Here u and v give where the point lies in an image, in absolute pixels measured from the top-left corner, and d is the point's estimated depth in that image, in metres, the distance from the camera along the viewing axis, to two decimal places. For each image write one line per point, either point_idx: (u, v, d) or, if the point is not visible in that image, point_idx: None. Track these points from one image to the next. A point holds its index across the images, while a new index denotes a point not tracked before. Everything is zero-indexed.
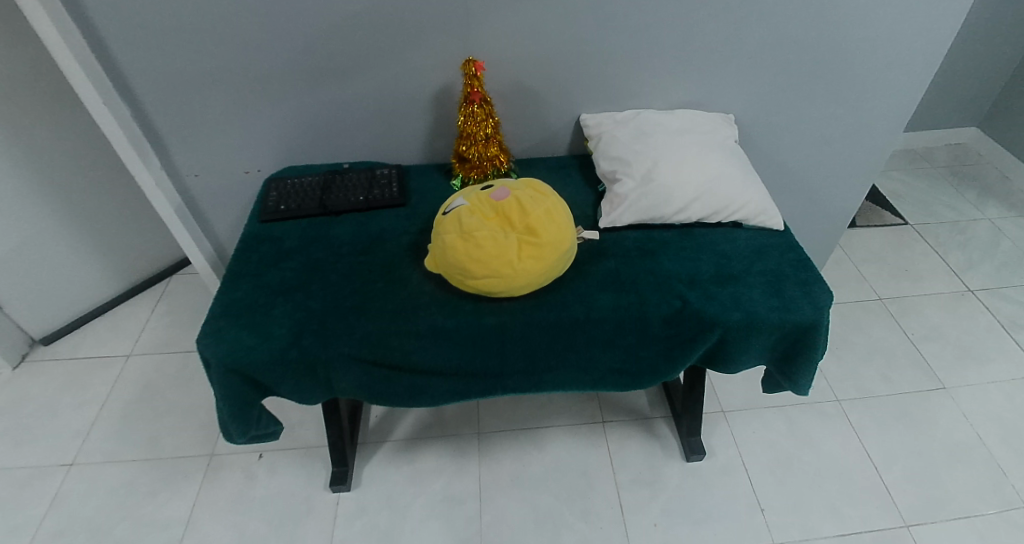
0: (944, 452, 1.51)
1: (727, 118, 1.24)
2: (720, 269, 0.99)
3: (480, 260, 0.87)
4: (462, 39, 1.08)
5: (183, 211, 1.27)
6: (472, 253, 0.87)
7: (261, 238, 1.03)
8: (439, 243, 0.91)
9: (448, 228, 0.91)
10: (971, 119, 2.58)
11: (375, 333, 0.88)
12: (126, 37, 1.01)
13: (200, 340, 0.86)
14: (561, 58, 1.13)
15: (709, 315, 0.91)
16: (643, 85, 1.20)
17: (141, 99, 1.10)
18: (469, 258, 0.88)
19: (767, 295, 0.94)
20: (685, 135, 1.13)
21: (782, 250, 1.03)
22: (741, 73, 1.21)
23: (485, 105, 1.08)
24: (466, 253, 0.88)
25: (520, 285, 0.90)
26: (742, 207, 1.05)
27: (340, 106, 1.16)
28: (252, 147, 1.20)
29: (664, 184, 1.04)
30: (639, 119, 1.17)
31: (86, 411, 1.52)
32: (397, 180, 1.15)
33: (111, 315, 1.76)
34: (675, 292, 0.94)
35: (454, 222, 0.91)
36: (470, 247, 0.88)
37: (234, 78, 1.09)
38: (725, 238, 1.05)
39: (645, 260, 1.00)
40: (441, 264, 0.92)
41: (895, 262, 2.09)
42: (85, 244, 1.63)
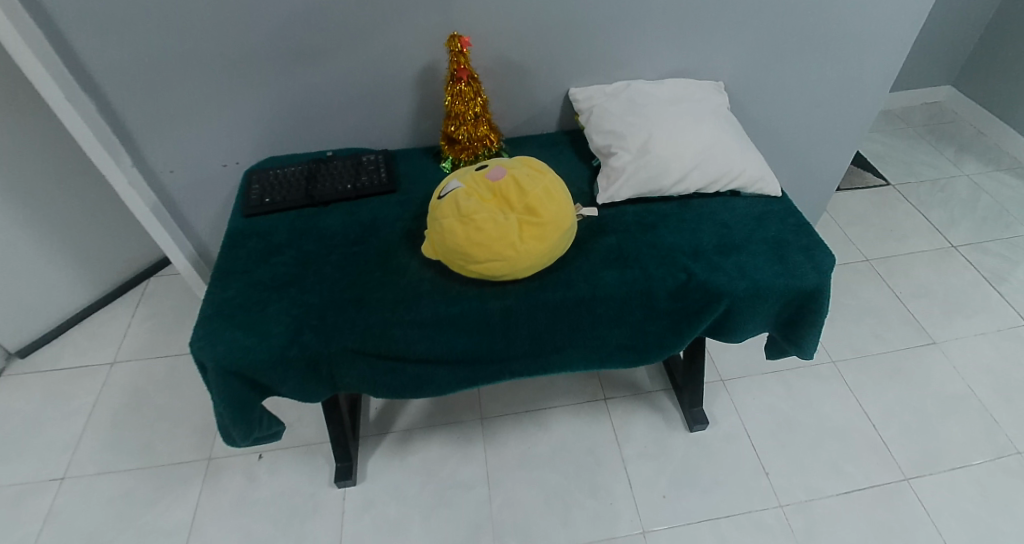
0: (937, 405, 1.54)
1: (717, 85, 1.22)
2: (722, 238, 0.97)
3: (482, 243, 0.85)
4: (445, 15, 1.03)
5: (160, 209, 1.21)
6: (473, 237, 0.85)
7: (247, 234, 0.99)
8: (436, 229, 0.88)
9: (444, 213, 0.88)
10: (945, 77, 2.60)
11: (378, 325, 0.85)
12: (85, 29, 0.94)
13: (194, 344, 0.82)
14: (548, 31, 1.09)
15: (715, 286, 0.90)
16: (633, 55, 1.17)
17: (107, 94, 1.03)
18: (470, 242, 0.85)
19: (771, 263, 0.93)
20: (678, 105, 1.10)
21: (782, 216, 1.02)
22: (732, 37, 1.18)
23: (473, 82, 1.04)
24: (466, 237, 0.85)
25: (523, 268, 0.88)
26: (739, 175, 1.04)
27: (321, 91, 1.10)
28: (229, 139, 1.15)
29: (661, 155, 1.02)
30: (630, 91, 1.14)
31: (73, 423, 1.46)
32: (385, 166, 1.11)
33: (90, 323, 1.69)
34: (679, 265, 0.93)
35: (450, 206, 0.88)
36: (471, 231, 0.85)
37: (206, 66, 1.03)
38: (725, 207, 1.03)
39: (647, 234, 0.98)
40: (440, 249, 0.89)
41: (880, 223, 2.12)
42: (57, 250, 1.56)
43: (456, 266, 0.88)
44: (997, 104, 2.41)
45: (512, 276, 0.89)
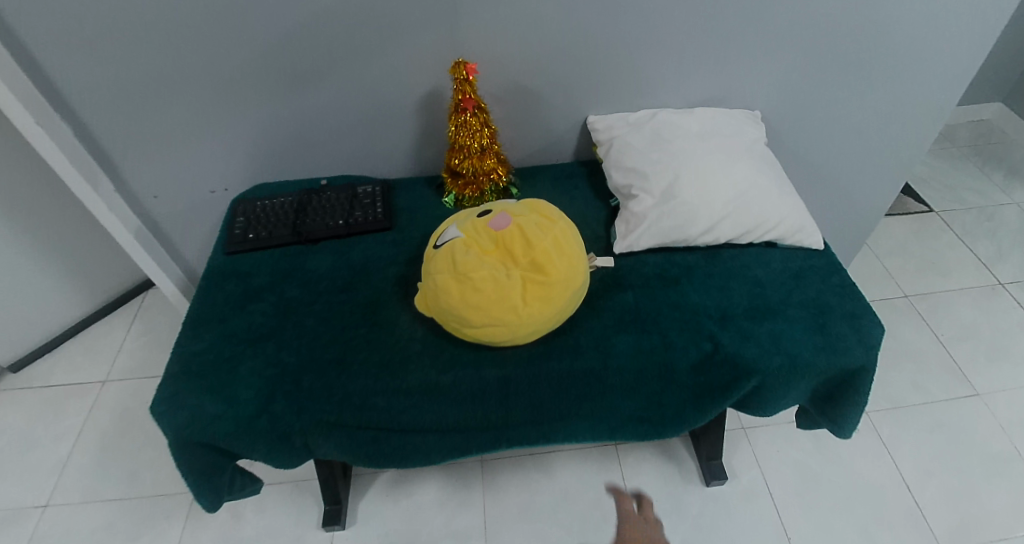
0: (981, 466, 1.40)
1: (754, 115, 1.09)
2: (755, 300, 0.86)
3: (479, 306, 0.75)
4: (450, 38, 0.93)
5: (145, 234, 1.13)
6: (470, 297, 0.75)
7: (227, 275, 0.91)
8: (429, 284, 0.79)
9: (439, 267, 0.79)
10: (994, 94, 2.42)
11: (359, 394, 0.75)
12: (57, 50, 0.86)
13: (154, 410, 0.73)
14: (564, 56, 0.98)
15: (746, 360, 0.79)
16: (659, 81, 1.05)
17: (84, 117, 0.96)
18: (465, 302, 0.75)
19: (810, 333, 0.82)
20: (709, 140, 0.98)
21: (823, 274, 0.90)
22: (768, 65, 1.06)
23: (480, 112, 0.94)
24: (462, 296, 0.76)
25: (526, 331, 0.78)
26: (775, 226, 0.92)
27: (315, 115, 1.02)
28: (218, 165, 1.07)
29: (688, 201, 0.90)
30: (655, 122, 1.02)
31: (61, 444, 1.38)
32: (382, 199, 1.02)
33: (84, 336, 1.63)
34: (704, 332, 0.82)
35: (445, 259, 0.79)
36: (467, 290, 0.75)
37: (188, 90, 0.95)
38: (759, 261, 0.92)
39: (670, 290, 0.87)
40: (432, 307, 0.79)
41: (920, 254, 1.96)
42: (50, 263, 1.49)
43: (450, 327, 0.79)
44: None
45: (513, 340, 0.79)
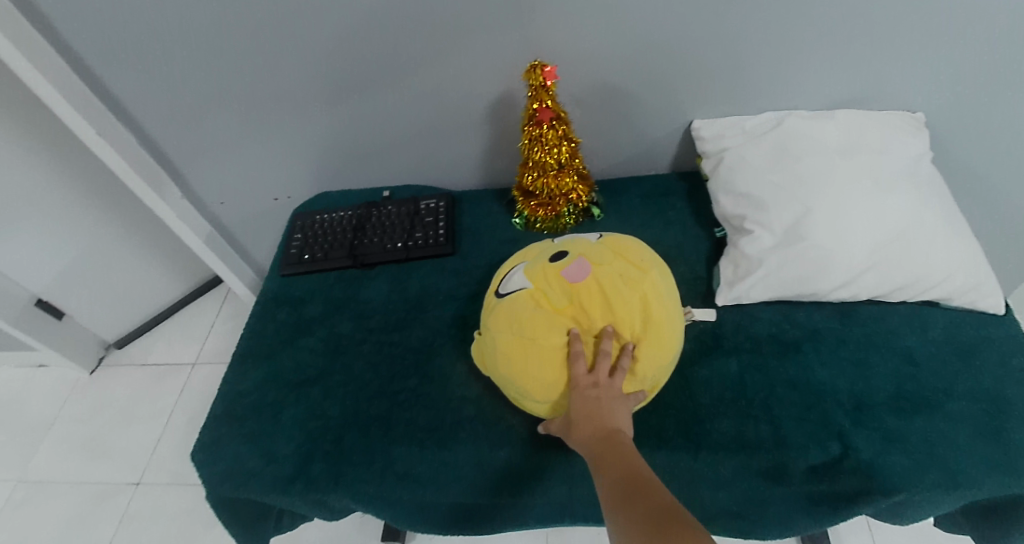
0: None
1: (918, 119, 0.84)
2: (904, 387, 0.66)
3: (543, 380, 0.63)
4: (525, 34, 0.78)
5: (215, 238, 1.12)
6: (532, 368, 0.63)
7: (280, 301, 0.85)
8: (488, 338, 0.68)
9: (500, 321, 0.67)
10: None
11: (402, 462, 0.67)
12: (115, 59, 0.83)
13: (195, 458, 0.69)
14: (665, 51, 0.80)
15: (888, 474, 0.60)
16: (790, 79, 0.83)
17: (148, 126, 0.93)
18: (525, 371, 0.63)
19: (981, 440, 0.62)
20: (855, 159, 0.76)
21: (1000, 353, 0.69)
22: (955, 56, 0.78)
23: (559, 124, 0.78)
24: (522, 364, 0.64)
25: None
26: (941, 280, 0.71)
27: (378, 120, 0.92)
28: (281, 170, 1.02)
29: (820, 245, 0.70)
30: (782, 130, 0.80)
31: (153, 424, 1.45)
32: (445, 217, 0.90)
33: (180, 317, 1.66)
34: (832, 428, 0.64)
35: (508, 312, 0.67)
36: (528, 357, 0.63)
37: (244, 95, 0.89)
38: (911, 328, 0.72)
39: (786, 363, 0.70)
40: (490, 365, 0.68)
41: None
42: (148, 251, 1.50)
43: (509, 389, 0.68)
44: None
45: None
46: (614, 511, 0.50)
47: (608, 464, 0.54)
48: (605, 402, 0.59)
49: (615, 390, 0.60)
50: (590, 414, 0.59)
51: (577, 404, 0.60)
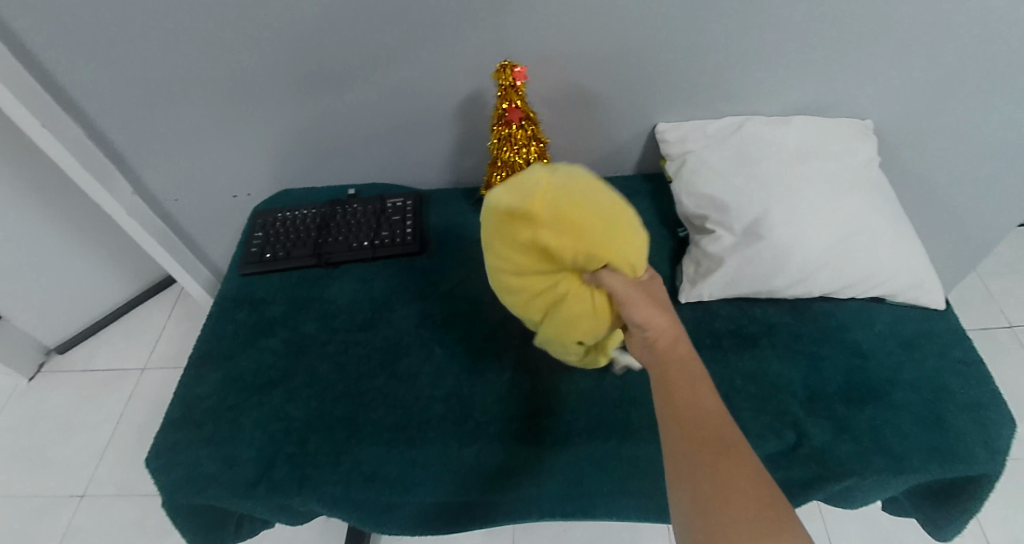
0: None
1: (865, 127, 0.89)
2: (853, 378, 0.70)
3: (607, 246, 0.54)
4: (494, 35, 0.79)
5: (168, 237, 1.07)
6: (636, 239, 0.56)
7: (239, 301, 0.82)
8: (574, 181, 0.56)
9: (585, 177, 0.57)
10: None
11: (369, 463, 0.66)
12: (61, 48, 0.78)
13: (150, 464, 0.66)
14: (630, 55, 0.82)
15: (838, 460, 0.64)
16: (746, 86, 0.86)
17: (97, 119, 0.88)
18: (626, 242, 0.55)
19: (922, 427, 0.66)
20: (809, 163, 0.79)
21: (941, 345, 0.74)
22: (900, 65, 0.83)
23: (528, 124, 0.79)
24: (626, 230, 0.55)
25: (602, 322, 0.60)
26: (887, 278, 0.75)
27: (344, 117, 0.91)
28: (241, 167, 0.99)
29: (779, 243, 0.74)
30: (741, 135, 0.84)
31: (100, 433, 1.37)
32: (413, 216, 0.89)
33: (128, 320, 1.58)
34: (787, 417, 0.67)
35: (591, 176, 0.58)
36: (632, 232, 0.56)
37: (202, 89, 0.85)
38: (860, 321, 0.76)
39: (745, 356, 0.72)
40: (559, 206, 0.54)
41: None
42: (92, 250, 1.42)
43: (564, 248, 0.55)
44: None
45: (578, 315, 0.60)
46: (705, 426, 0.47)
47: (702, 381, 0.51)
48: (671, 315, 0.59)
49: None
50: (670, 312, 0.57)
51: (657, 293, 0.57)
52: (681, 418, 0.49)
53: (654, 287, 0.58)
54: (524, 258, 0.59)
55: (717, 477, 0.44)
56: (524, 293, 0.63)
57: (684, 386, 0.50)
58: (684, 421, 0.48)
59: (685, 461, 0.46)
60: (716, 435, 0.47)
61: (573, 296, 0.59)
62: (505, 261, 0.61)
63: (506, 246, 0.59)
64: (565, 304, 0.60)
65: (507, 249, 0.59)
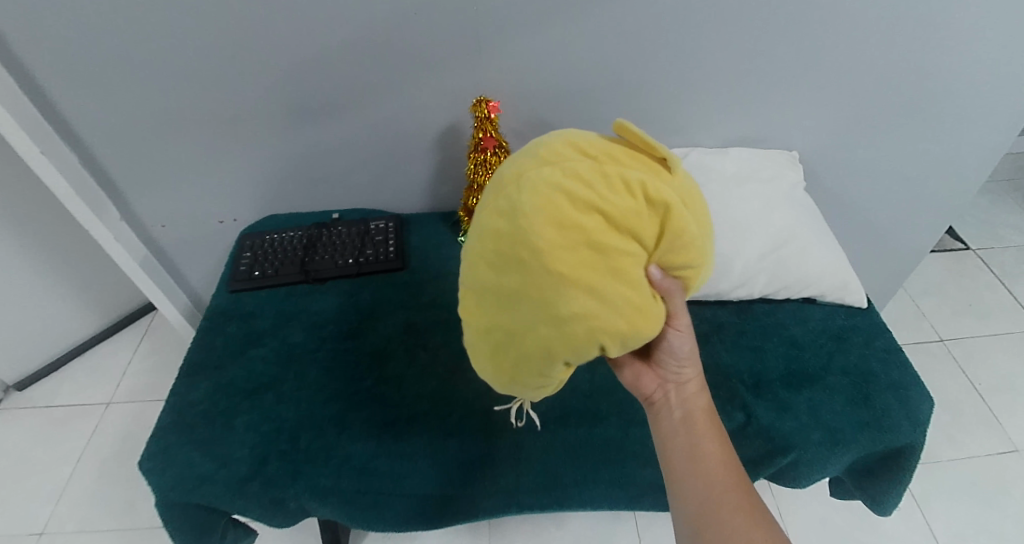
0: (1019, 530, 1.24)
1: (791, 156, 1.03)
2: (791, 366, 0.80)
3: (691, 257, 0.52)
4: (469, 73, 0.90)
5: (151, 262, 1.10)
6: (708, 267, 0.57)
7: (229, 315, 0.86)
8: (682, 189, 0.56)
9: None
10: None
11: (359, 456, 0.71)
12: (67, 79, 0.85)
13: (142, 466, 0.68)
14: (589, 92, 0.94)
15: (781, 435, 0.72)
16: (688, 120, 0.99)
17: (93, 147, 0.94)
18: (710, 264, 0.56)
19: (852, 405, 0.75)
20: (745, 185, 0.91)
21: (866, 337, 0.85)
22: (815, 103, 0.98)
23: (501, 151, 0.89)
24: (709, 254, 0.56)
25: (651, 320, 0.50)
26: (816, 281, 0.87)
27: (330, 147, 0.98)
28: (229, 194, 1.04)
29: (722, 252, 0.84)
30: (687, 161, 0.95)
31: (60, 469, 1.32)
32: (395, 235, 0.96)
33: (92, 356, 1.54)
34: (736, 401, 0.76)
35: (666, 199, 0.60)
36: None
37: (196, 119, 0.92)
38: (796, 319, 0.86)
39: (699, 350, 0.82)
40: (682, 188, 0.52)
41: (958, 295, 1.74)
42: (61, 282, 1.41)
43: (685, 222, 0.49)
44: None
45: (630, 300, 0.48)
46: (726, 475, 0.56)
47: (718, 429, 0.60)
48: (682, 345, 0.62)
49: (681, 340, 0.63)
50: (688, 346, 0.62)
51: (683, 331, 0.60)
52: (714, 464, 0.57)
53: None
54: (619, 203, 0.47)
55: (750, 516, 0.55)
56: (570, 241, 0.46)
57: (712, 434, 0.59)
58: (717, 467, 0.57)
59: (722, 503, 0.55)
60: (739, 480, 0.57)
61: (634, 275, 0.49)
62: (588, 191, 0.46)
63: (602, 178, 0.48)
64: (621, 277, 0.48)
65: (601, 181, 0.48)
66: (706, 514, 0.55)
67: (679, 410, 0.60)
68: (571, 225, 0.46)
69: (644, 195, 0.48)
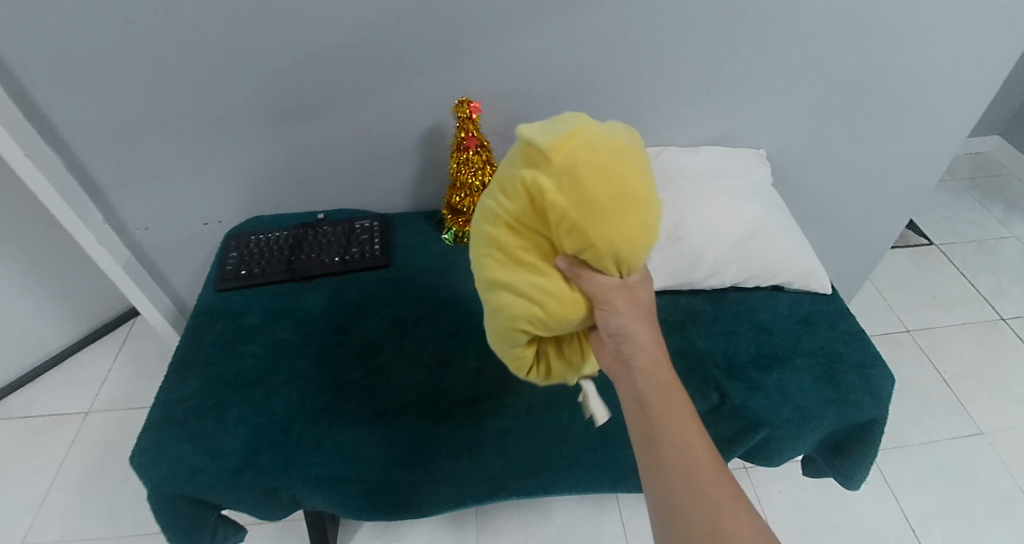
0: (984, 507, 1.30)
1: (758, 154, 1.08)
2: (762, 349, 0.84)
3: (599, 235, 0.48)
4: (451, 75, 0.93)
5: (134, 266, 1.10)
6: (643, 235, 0.49)
7: (217, 314, 0.88)
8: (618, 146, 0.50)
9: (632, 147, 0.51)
10: (995, 125, 2.26)
11: (350, 445, 0.73)
12: (52, 82, 0.86)
13: (134, 460, 0.69)
14: (566, 94, 0.98)
15: (753, 413, 0.76)
16: (661, 120, 1.04)
17: (77, 150, 0.94)
18: (634, 235, 0.49)
19: (819, 384, 0.80)
20: (715, 181, 0.96)
21: (831, 321, 0.90)
22: (780, 103, 1.04)
23: (483, 150, 0.92)
24: (637, 223, 0.49)
25: (561, 307, 0.54)
26: (783, 269, 0.92)
27: (315, 148, 1.00)
28: (213, 196, 1.05)
29: (694, 243, 0.89)
30: (660, 159, 1.00)
31: (37, 479, 1.29)
32: (380, 234, 0.99)
33: (69, 365, 1.50)
34: (711, 382, 0.80)
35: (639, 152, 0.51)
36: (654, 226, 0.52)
37: (182, 122, 0.93)
38: (766, 306, 0.91)
39: (676, 337, 0.86)
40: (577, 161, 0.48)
41: (921, 288, 1.82)
42: (38, 289, 1.38)
43: (558, 209, 0.48)
44: None
45: (535, 291, 0.54)
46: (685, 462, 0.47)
47: (683, 407, 0.50)
48: (636, 308, 0.52)
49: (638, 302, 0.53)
50: (636, 312, 0.52)
51: (624, 297, 0.52)
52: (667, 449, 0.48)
53: (642, 294, 0.54)
54: (507, 209, 0.53)
55: (710, 511, 0.45)
56: (484, 248, 0.56)
57: (671, 414, 0.49)
58: (672, 454, 0.48)
59: (672, 494, 0.47)
60: (703, 466, 0.47)
61: (540, 268, 0.54)
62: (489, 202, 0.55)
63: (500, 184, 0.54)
64: (527, 272, 0.54)
65: (498, 189, 0.54)
66: (658, 506, 0.47)
67: (630, 388, 0.52)
68: (484, 234, 0.56)
69: (522, 193, 0.51)
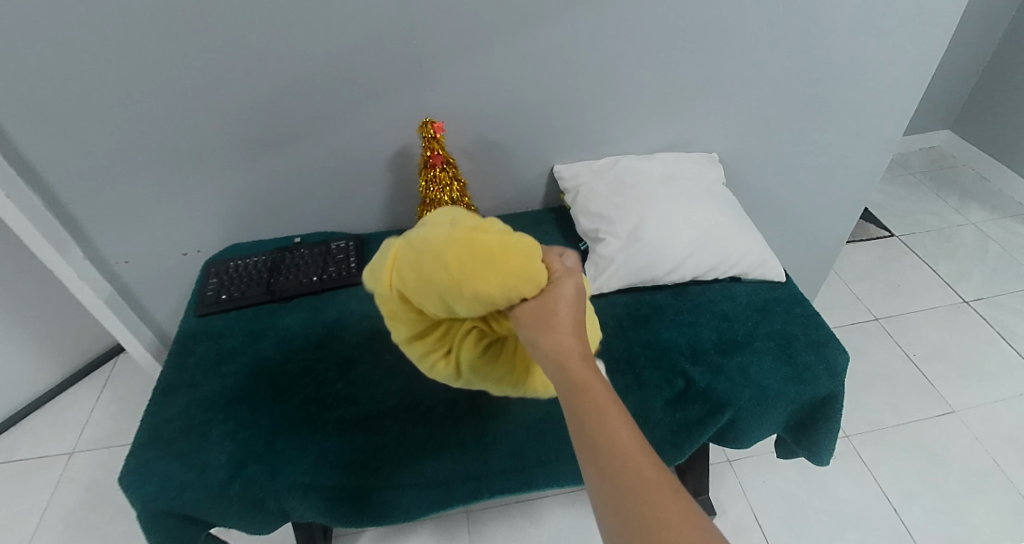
0: (959, 481, 1.35)
1: (711, 157, 1.14)
2: (723, 336, 0.89)
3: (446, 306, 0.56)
4: (416, 99, 0.99)
5: (114, 299, 1.12)
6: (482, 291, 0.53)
7: (199, 338, 0.90)
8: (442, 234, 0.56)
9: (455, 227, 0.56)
10: (943, 120, 2.39)
11: (335, 452, 0.76)
12: (31, 124, 0.89)
13: (122, 481, 0.71)
14: (526, 111, 1.04)
15: (718, 394, 0.81)
16: (618, 130, 1.10)
17: (56, 188, 0.97)
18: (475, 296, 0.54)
19: (778, 363, 0.84)
20: (670, 183, 1.02)
21: (787, 305, 0.95)
22: (728, 109, 1.11)
23: (449, 167, 0.97)
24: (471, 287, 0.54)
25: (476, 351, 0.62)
26: (738, 261, 0.97)
27: (290, 176, 1.05)
28: (191, 227, 1.08)
29: (652, 242, 0.94)
30: (617, 167, 1.06)
31: (21, 524, 1.27)
32: (355, 253, 1.02)
33: (51, 408, 1.50)
34: (676, 369, 0.85)
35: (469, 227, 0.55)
36: (509, 267, 0.52)
37: (158, 156, 0.97)
38: (725, 296, 0.97)
39: (642, 330, 0.91)
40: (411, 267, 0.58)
41: (886, 278, 1.90)
42: (18, 332, 1.39)
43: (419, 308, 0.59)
44: (996, 144, 2.21)
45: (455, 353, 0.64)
46: (611, 457, 0.44)
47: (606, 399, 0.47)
48: (547, 312, 0.53)
49: (549, 307, 0.54)
50: (546, 316, 0.53)
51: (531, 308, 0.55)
52: (593, 447, 0.45)
53: (561, 296, 0.54)
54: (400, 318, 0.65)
55: (636, 502, 0.41)
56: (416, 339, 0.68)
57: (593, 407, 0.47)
58: (596, 448, 0.45)
59: (601, 489, 0.43)
60: (629, 460, 0.44)
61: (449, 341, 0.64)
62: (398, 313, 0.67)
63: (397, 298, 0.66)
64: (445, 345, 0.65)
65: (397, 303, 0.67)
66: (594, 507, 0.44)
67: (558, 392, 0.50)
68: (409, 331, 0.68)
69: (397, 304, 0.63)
